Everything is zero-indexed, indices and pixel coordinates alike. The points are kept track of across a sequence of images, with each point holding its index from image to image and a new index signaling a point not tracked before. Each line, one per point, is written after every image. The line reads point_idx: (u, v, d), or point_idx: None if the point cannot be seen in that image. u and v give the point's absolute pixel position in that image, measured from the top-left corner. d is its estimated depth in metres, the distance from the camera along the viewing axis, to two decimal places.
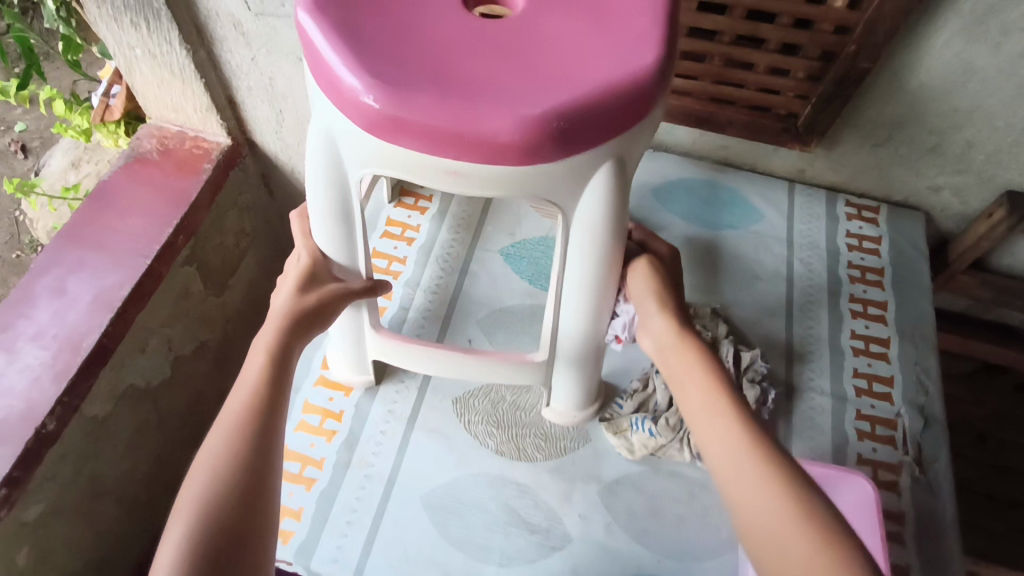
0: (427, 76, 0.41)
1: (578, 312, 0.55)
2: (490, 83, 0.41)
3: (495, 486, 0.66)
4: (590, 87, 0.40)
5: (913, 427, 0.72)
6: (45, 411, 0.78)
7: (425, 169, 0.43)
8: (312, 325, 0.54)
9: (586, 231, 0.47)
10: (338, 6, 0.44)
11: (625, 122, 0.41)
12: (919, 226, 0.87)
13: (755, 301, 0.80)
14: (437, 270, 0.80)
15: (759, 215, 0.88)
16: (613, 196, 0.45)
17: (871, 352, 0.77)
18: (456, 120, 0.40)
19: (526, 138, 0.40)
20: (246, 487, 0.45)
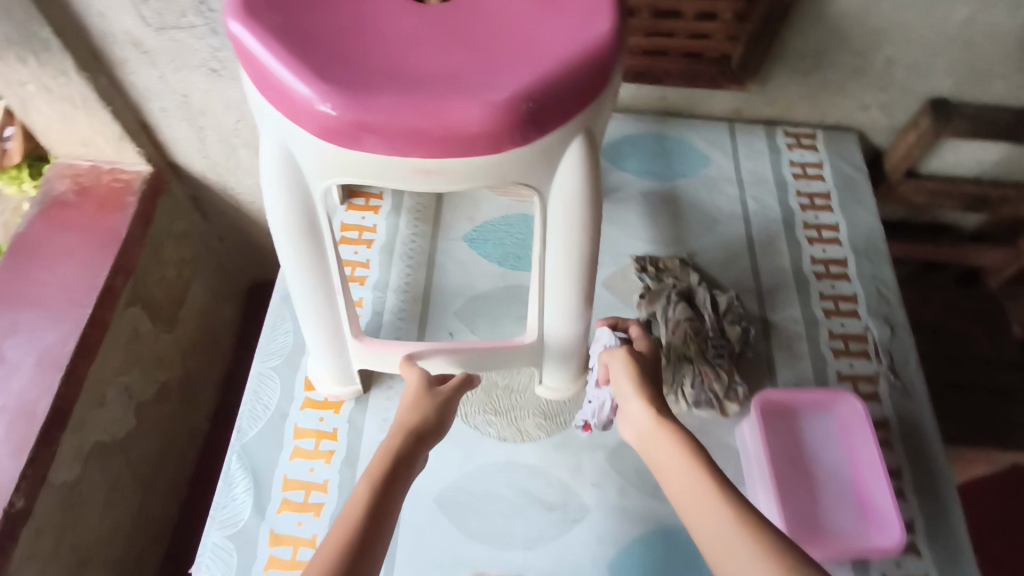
0: (384, 74, 0.39)
1: (562, 292, 0.55)
2: (450, 72, 0.39)
3: (504, 472, 0.66)
4: (552, 63, 0.39)
5: (882, 337, 0.76)
6: (10, 489, 0.73)
7: (395, 171, 0.41)
8: (441, 417, 0.54)
9: (564, 211, 0.46)
10: (271, 9, 0.41)
11: (591, 92, 0.41)
12: (855, 145, 0.91)
13: (718, 245, 0.82)
14: (404, 268, 0.78)
15: (707, 160, 0.89)
16: (587, 173, 0.44)
17: (832, 274, 0.80)
18: (419, 117, 0.38)
19: (494, 125, 0.38)
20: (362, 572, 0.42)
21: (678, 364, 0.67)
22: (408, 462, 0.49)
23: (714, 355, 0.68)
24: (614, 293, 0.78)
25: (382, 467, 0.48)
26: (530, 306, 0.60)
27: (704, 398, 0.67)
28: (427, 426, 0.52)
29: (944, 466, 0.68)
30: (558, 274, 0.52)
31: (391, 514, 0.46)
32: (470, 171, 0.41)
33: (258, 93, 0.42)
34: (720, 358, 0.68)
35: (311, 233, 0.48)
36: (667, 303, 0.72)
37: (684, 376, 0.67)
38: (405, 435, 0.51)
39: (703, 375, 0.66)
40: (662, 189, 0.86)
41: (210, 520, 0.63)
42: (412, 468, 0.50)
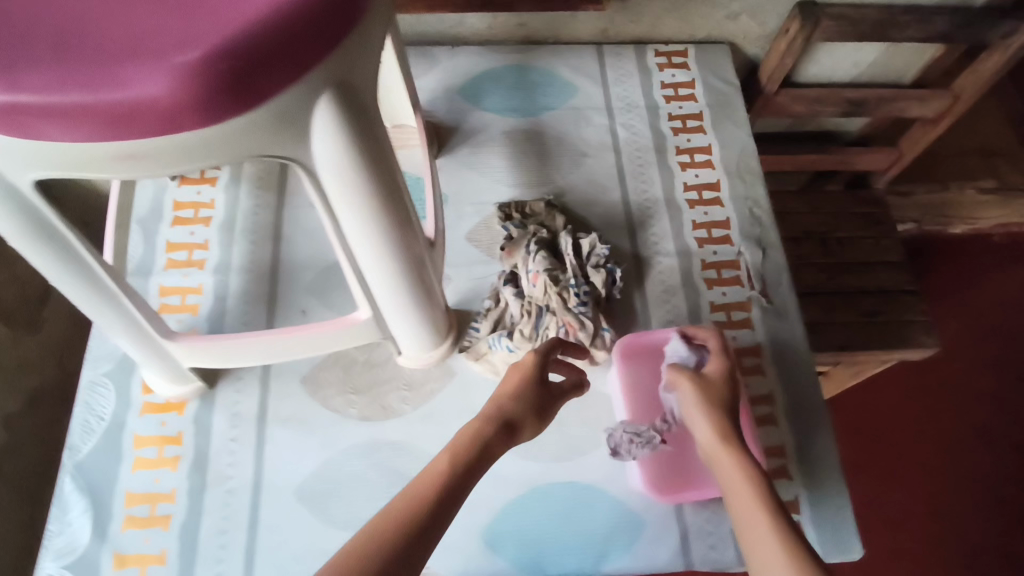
0: (42, 41, 0.31)
1: (377, 263, 0.48)
2: (127, 33, 0.31)
3: (368, 453, 0.63)
4: (259, 12, 0.32)
5: (754, 260, 0.74)
6: None
7: (93, 161, 0.34)
8: (540, 409, 0.50)
9: (337, 183, 0.39)
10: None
11: (323, 44, 0.33)
12: (727, 58, 0.86)
13: (587, 181, 0.77)
14: (247, 245, 0.70)
15: (574, 88, 0.83)
16: (348, 139, 0.36)
17: (704, 200, 0.77)
18: (88, 92, 0.30)
19: (189, 94, 0.31)
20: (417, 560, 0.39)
21: (540, 316, 0.64)
22: (494, 449, 0.46)
23: (577, 303, 0.64)
24: (479, 248, 0.72)
25: (459, 450, 0.44)
26: (352, 281, 0.52)
27: None
28: (520, 416, 0.48)
29: (813, 383, 0.69)
30: (359, 245, 0.45)
31: (459, 500, 0.43)
32: (183, 149, 0.33)
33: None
34: (584, 306, 0.64)
35: (40, 229, 0.40)
36: (527, 253, 0.67)
37: (547, 327, 0.64)
38: (494, 420, 0.47)
39: (566, 326, 0.64)
40: (526, 125, 0.80)
41: (42, 548, 0.58)
42: (490, 458, 0.46)
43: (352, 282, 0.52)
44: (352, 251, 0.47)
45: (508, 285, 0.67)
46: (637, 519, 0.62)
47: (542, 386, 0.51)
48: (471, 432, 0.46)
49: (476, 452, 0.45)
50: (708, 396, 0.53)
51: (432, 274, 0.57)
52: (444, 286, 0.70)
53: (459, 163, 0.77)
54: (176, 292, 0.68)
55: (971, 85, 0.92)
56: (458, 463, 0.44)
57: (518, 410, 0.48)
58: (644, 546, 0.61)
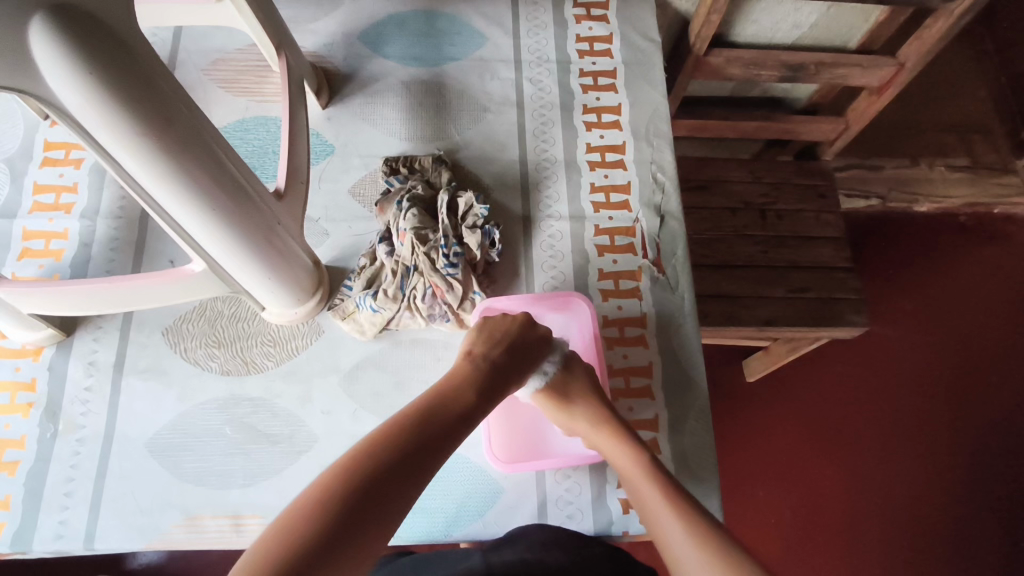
0: None
1: (202, 226, 0.46)
2: None
3: (227, 408, 0.61)
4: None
5: (650, 228, 0.71)
6: None
7: None
8: (522, 359, 0.54)
9: (111, 131, 0.37)
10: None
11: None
12: (650, 13, 0.81)
13: (485, 138, 0.74)
14: (118, 189, 0.68)
15: (483, 39, 0.79)
16: (91, 79, 0.34)
17: (606, 162, 0.74)
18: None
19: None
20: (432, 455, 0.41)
21: (407, 276, 0.63)
22: (494, 389, 0.50)
23: (444, 264, 0.61)
24: (363, 204, 0.70)
25: (462, 386, 0.48)
26: (184, 244, 0.50)
27: (438, 311, 0.63)
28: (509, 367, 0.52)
29: (695, 357, 0.66)
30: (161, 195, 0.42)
31: (468, 426, 0.45)
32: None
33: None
34: (453, 267, 0.62)
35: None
36: (399, 209, 0.64)
37: (414, 289, 0.63)
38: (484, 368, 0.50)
39: (433, 288, 0.62)
40: (427, 76, 0.76)
41: None
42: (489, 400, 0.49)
43: (185, 244, 0.50)
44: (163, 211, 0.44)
45: (382, 244, 0.64)
46: (492, 487, 0.60)
47: (524, 345, 0.55)
48: (468, 375, 0.49)
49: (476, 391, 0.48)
50: (560, 393, 0.57)
51: (287, 239, 0.55)
52: (321, 242, 0.68)
53: (352, 113, 0.74)
54: (39, 236, 0.66)
55: (914, 52, 0.86)
56: (470, 394, 0.47)
57: (506, 362, 0.52)
58: (497, 514, 0.60)
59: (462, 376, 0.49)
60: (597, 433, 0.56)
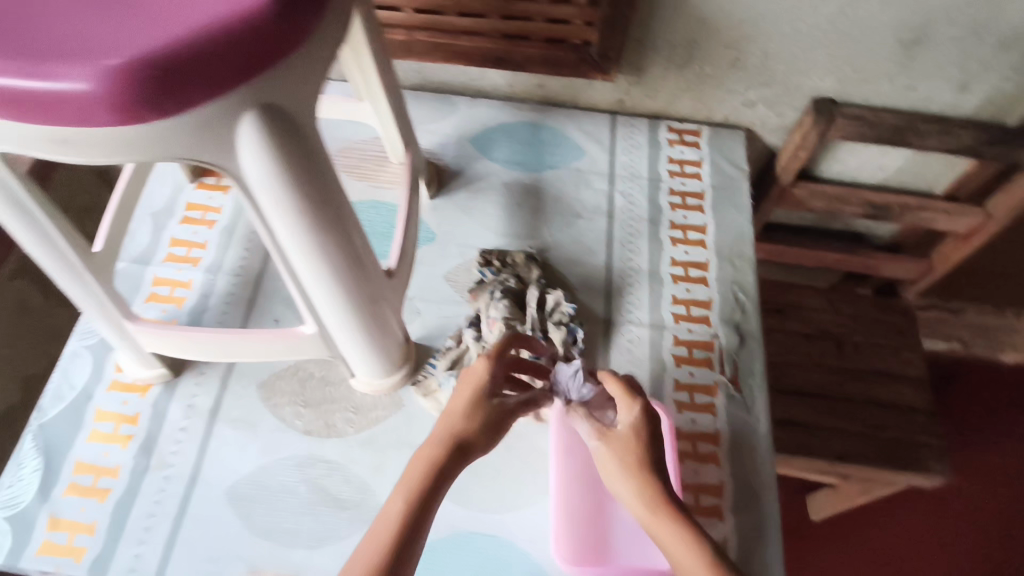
0: None
1: (325, 291, 0.51)
2: (68, 37, 0.34)
3: (304, 467, 0.64)
4: (200, 34, 0.35)
5: (729, 346, 0.72)
6: None
7: (39, 141, 0.37)
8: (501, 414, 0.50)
9: (276, 202, 0.43)
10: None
11: (256, 64, 0.36)
12: (740, 144, 0.87)
13: (575, 242, 0.79)
14: (241, 250, 0.76)
15: (581, 152, 0.85)
16: (275, 157, 0.40)
17: (690, 277, 0.77)
18: (31, 77, 0.33)
19: (113, 93, 0.34)
20: (425, 530, 0.44)
21: None
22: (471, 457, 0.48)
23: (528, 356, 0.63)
24: (455, 289, 0.75)
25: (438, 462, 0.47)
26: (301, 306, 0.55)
27: None
28: (488, 426, 0.49)
29: (768, 482, 0.65)
30: (313, 261, 0.48)
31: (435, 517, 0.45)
32: (109, 140, 0.36)
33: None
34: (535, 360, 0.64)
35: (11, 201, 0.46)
36: (491, 299, 0.68)
37: None
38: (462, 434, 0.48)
39: None
40: (527, 181, 0.83)
41: None
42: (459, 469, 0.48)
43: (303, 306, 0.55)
44: (307, 272, 0.50)
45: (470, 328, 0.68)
46: None
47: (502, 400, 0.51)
48: (445, 443, 0.48)
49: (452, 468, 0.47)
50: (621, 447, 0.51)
51: (388, 314, 0.59)
52: (413, 320, 0.72)
53: (455, 206, 0.80)
54: (167, 284, 0.74)
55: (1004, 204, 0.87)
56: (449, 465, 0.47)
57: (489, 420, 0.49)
58: None
59: (458, 428, 0.48)
60: (649, 507, 0.49)
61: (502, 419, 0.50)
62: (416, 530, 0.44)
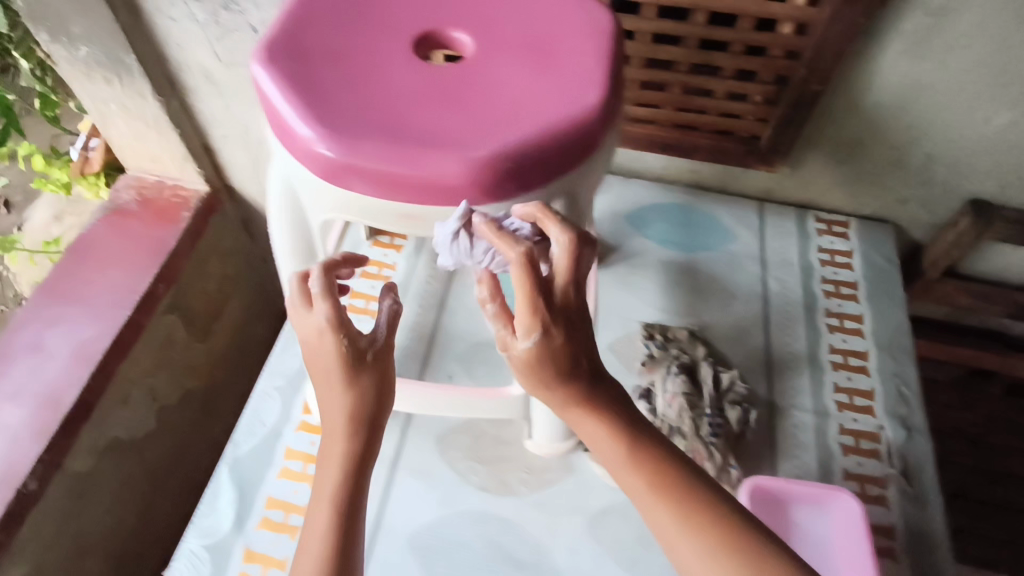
0: (371, 126, 0.39)
1: None
2: (436, 132, 0.39)
3: (481, 522, 0.65)
4: (547, 134, 0.39)
5: (896, 439, 0.72)
6: (56, 427, 0.91)
7: (383, 215, 0.42)
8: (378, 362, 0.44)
9: None
10: (292, 53, 0.42)
11: (581, 156, 0.41)
12: (889, 238, 0.89)
13: (732, 322, 0.81)
14: (416, 306, 0.80)
15: (732, 235, 0.89)
16: None
17: (850, 365, 0.77)
18: (412, 172, 0.38)
19: (474, 180, 0.39)
20: (356, 548, 0.43)
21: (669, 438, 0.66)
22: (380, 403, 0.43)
23: (708, 432, 0.65)
24: (618, 359, 0.77)
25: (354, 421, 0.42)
26: None
27: None
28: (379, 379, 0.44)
29: None
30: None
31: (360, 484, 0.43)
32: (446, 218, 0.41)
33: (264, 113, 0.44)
34: (714, 436, 0.65)
35: (306, 252, 0.50)
36: (666, 373, 0.70)
37: None
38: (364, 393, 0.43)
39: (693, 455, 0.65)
40: (681, 260, 0.86)
41: (188, 527, 0.64)
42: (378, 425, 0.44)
43: None
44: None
45: (642, 399, 0.70)
46: None
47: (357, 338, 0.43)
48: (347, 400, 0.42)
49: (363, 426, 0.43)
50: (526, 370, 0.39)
51: None
52: None
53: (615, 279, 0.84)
54: None
55: None
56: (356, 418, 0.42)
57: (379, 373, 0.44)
58: None
59: (344, 420, 0.43)
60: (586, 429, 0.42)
61: (385, 384, 0.44)
62: (346, 556, 0.42)
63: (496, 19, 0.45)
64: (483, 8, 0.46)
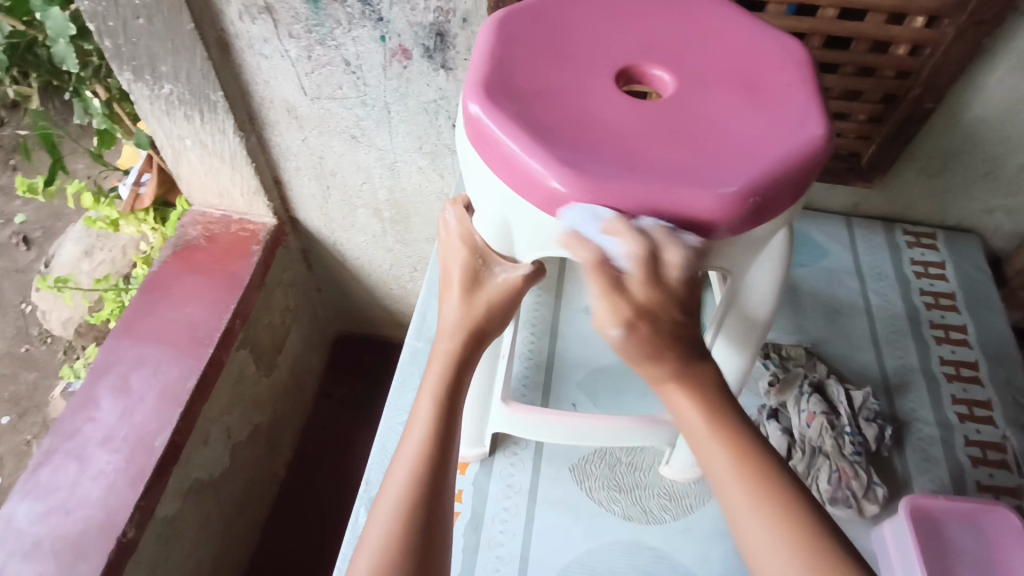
0: (614, 166, 0.42)
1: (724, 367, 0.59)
2: (678, 169, 0.42)
3: (630, 553, 0.65)
4: (768, 163, 0.43)
5: (1022, 449, 0.72)
6: (150, 471, 0.89)
7: None
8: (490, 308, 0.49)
9: (764, 280, 0.51)
10: (508, 96, 0.46)
11: (798, 185, 0.44)
12: (978, 247, 0.90)
13: (841, 339, 0.81)
14: (529, 334, 0.80)
15: (826, 251, 0.90)
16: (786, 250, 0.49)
17: (963, 376, 0.78)
18: (653, 203, 0.42)
19: (716, 216, 0.42)
20: (452, 447, 0.45)
21: (813, 457, 0.66)
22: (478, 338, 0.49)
23: (851, 450, 0.66)
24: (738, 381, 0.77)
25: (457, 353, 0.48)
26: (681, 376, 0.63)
27: (841, 496, 0.65)
28: (487, 319, 0.49)
29: None
30: (738, 334, 0.55)
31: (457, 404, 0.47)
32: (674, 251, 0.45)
33: (473, 151, 0.47)
34: (857, 454, 0.66)
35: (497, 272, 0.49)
36: (799, 394, 0.71)
37: (818, 470, 0.66)
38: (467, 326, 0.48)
39: (839, 472, 0.65)
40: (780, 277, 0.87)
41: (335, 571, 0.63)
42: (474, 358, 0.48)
43: None
44: (725, 331, 0.56)
45: (772, 420, 0.70)
46: None
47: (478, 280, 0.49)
48: (453, 328, 0.49)
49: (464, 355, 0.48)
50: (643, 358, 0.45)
51: None
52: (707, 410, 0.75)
53: None
54: None
55: None
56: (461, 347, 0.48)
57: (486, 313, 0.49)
58: None
59: (456, 324, 0.49)
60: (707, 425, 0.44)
61: (494, 310, 0.49)
62: (441, 449, 0.44)
63: (681, 59, 0.49)
64: (666, 48, 0.50)
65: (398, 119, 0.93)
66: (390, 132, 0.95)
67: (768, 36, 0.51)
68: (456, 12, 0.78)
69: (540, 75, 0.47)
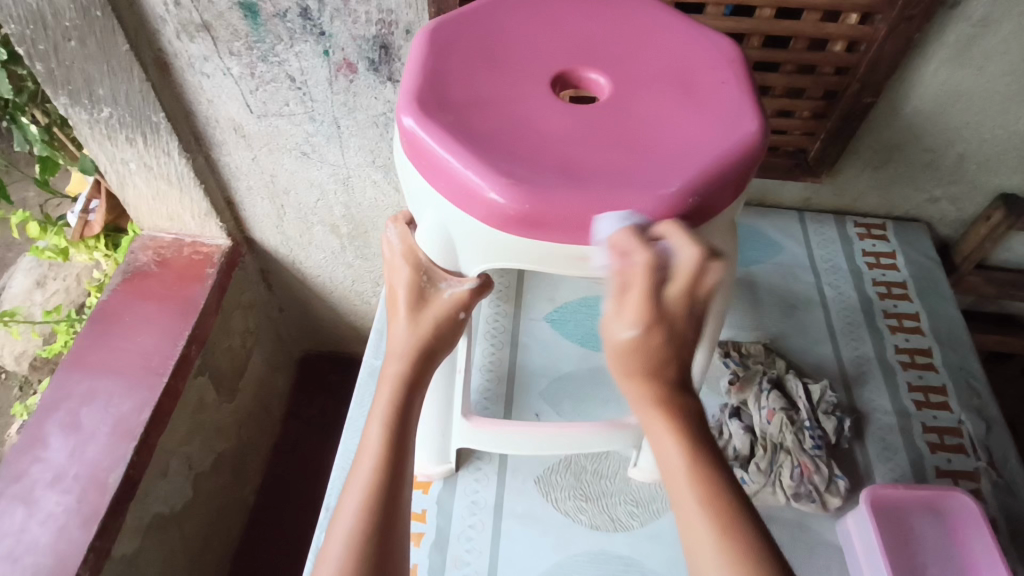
0: (554, 173, 0.42)
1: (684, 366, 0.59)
2: (620, 173, 0.42)
3: (598, 562, 0.64)
4: (709, 161, 0.43)
5: (977, 432, 0.74)
6: (105, 510, 0.86)
7: (565, 261, 0.44)
8: (441, 332, 0.48)
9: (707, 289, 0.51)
10: (443, 110, 0.45)
11: (740, 180, 0.44)
12: (925, 237, 0.92)
13: (799, 334, 0.82)
14: (488, 346, 0.79)
15: (781, 247, 0.91)
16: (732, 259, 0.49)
17: (918, 363, 0.79)
18: (597, 209, 0.41)
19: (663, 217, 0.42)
20: (405, 474, 0.44)
21: (775, 454, 0.67)
22: (428, 360, 0.48)
23: (812, 445, 0.66)
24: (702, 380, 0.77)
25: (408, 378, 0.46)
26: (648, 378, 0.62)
27: (803, 490, 0.65)
28: (435, 343, 0.48)
29: None
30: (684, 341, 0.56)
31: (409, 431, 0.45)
32: None
33: (413, 168, 0.46)
34: (818, 448, 0.66)
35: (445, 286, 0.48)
36: (759, 391, 0.71)
37: (781, 466, 0.66)
38: (416, 348, 0.47)
39: (801, 467, 0.66)
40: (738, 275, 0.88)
41: None
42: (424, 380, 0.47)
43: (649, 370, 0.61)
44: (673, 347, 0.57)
45: (734, 419, 0.70)
46: None
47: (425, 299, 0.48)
48: (400, 350, 0.47)
49: (415, 381, 0.47)
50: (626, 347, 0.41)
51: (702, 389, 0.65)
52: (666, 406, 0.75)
53: None
54: None
55: None
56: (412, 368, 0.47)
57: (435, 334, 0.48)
58: None
59: (406, 346, 0.47)
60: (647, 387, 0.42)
61: (444, 330, 0.48)
62: (392, 475, 0.43)
63: (616, 62, 0.49)
64: (603, 54, 0.50)
65: (348, 134, 0.92)
66: (340, 147, 0.94)
67: (702, 35, 0.52)
68: (398, 24, 0.77)
69: (475, 86, 0.46)
